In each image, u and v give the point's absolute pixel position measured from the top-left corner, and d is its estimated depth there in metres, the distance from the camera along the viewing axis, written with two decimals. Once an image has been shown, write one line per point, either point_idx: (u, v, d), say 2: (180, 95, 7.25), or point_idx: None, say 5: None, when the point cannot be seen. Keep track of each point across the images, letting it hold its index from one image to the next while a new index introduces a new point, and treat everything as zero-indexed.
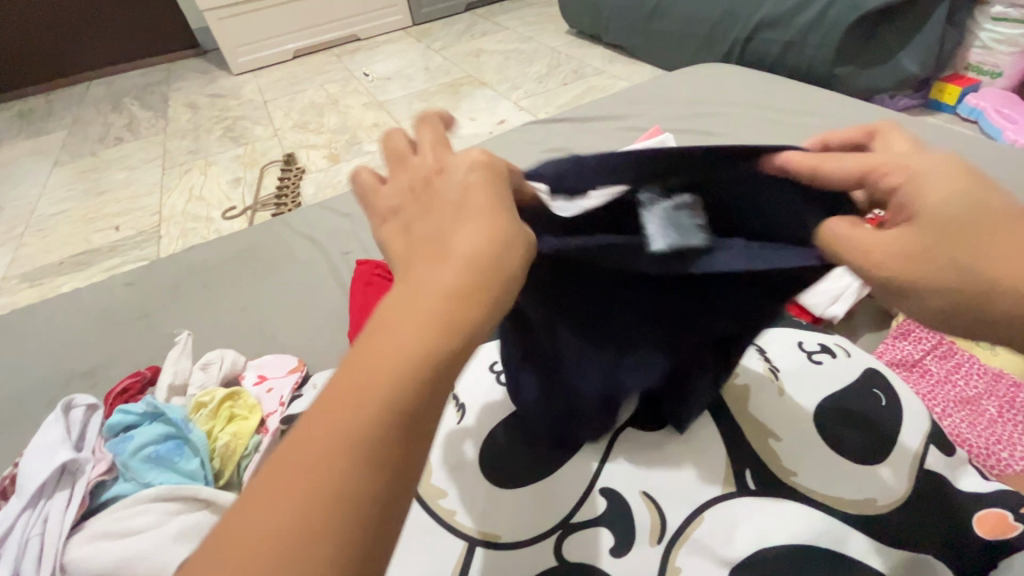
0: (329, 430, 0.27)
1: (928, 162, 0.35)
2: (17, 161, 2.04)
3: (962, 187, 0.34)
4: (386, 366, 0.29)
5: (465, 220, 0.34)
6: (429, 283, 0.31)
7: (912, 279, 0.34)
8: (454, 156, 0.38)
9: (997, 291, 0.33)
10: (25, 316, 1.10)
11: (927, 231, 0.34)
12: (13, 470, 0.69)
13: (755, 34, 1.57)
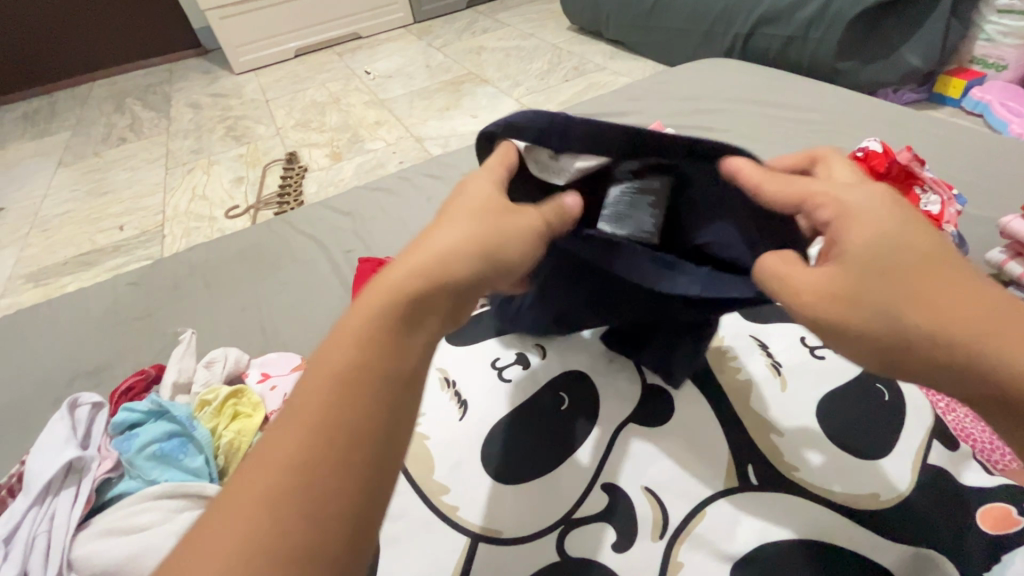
0: (313, 399, 0.33)
1: (860, 194, 0.39)
2: (22, 161, 2.05)
3: (889, 224, 0.37)
4: (362, 352, 0.35)
5: (449, 224, 0.41)
6: (393, 273, 0.38)
7: (843, 320, 0.37)
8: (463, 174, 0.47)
9: (925, 333, 0.35)
10: (30, 315, 1.10)
11: (850, 269, 0.37)
12: (19, 468, 0.70)
13: (757, 29, 1.56)
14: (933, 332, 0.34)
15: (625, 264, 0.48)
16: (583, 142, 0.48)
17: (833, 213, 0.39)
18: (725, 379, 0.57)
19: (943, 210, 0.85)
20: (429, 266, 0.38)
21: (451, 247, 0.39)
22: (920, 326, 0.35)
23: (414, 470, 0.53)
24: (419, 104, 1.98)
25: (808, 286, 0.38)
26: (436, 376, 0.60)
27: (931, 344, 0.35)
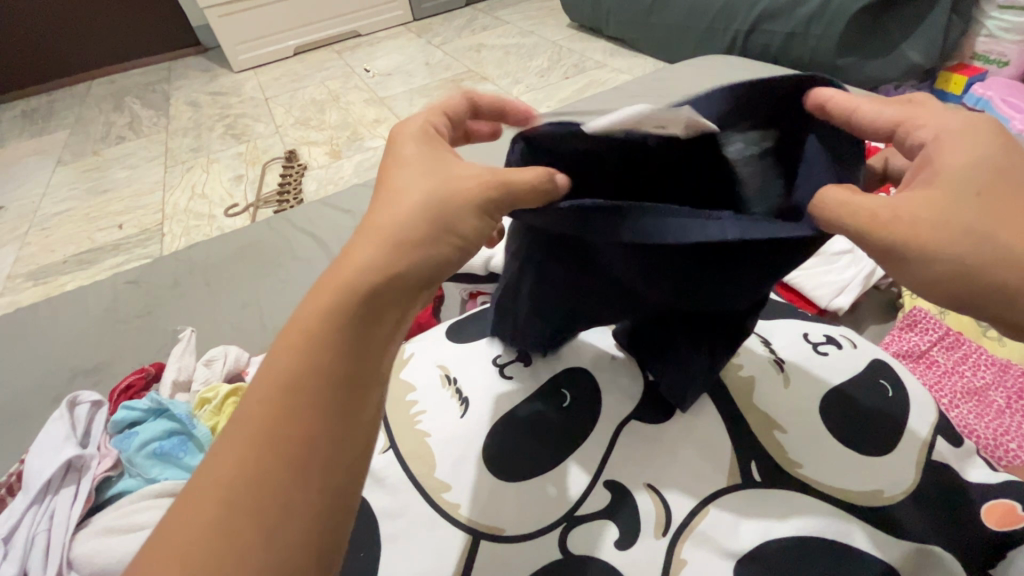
0: (269, 393, 0.32)
1: (961, 121, 0.38)
2: (21, 160, 2.05)
3: (983, 152, 0.36)
4: (316, 339, 0.33)
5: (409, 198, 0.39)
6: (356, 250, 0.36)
7: (923, 243, 0.34)
8: (409, 148, 0.43)
9: (995, 264, 0.34)
10: (29, 314, 1.10)
11: (942, 190, 0.35)
12: (18, 467, 0.70)
13: (758, 26, 1.55)
14: (1009, 258, 0.34)
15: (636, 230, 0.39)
16: (686, 114, 0.42)
17: (931, 134, 0.38)
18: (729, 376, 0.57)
19: None
20: (377, 245, 0.36)
21: (405, 222, 0.37)
22: (997, 253, 0.34)
23: (414, 467, 0.52)
24: (418, 102, 1.98)
25: (887, 207, 0.34)
26: (437, 374, 0.59)
27: (999, 270, 0.34)
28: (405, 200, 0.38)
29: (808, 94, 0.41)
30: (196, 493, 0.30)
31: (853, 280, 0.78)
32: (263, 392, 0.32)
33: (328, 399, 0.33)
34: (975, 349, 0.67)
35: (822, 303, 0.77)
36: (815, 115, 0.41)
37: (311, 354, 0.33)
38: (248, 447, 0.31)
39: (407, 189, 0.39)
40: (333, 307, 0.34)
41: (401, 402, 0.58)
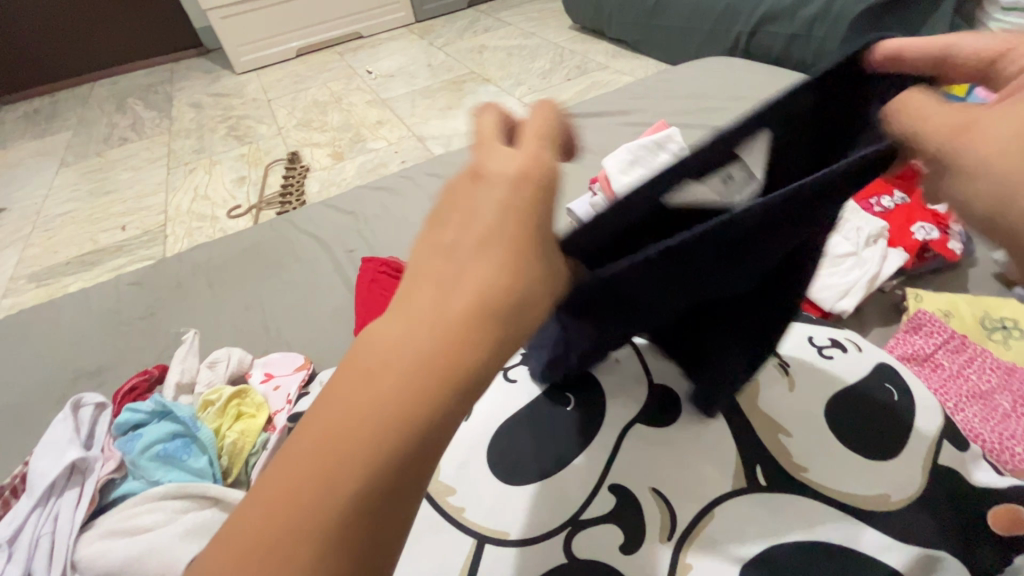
0: (307, 501, 0.26)
1: None
2: (25, 161, 2.06)
3: None
4: (373, 448, 0.26)
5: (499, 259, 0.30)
6: (437, 323, 0.28)
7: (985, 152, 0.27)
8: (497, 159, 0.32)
9: None
10: (33, 316, 1.10)
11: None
12: (22, 469, 0.70)
13: (760, 27, 1.55)
14: None
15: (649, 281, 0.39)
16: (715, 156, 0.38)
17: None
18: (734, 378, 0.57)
19: None
20: (458, 335, 0.28)
21: (492, 297, 0.29)
22: None
23: None
24: (420, 103, 1.98)
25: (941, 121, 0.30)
26: None
27: None
28: (496, 260, 0.30)
29: (876, 49, 0.39)
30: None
31: (856, 284, 0.78)
32: (302, 480, 0.26)
33: (385, 496, 0.27)
34: (979, 352, 0.67)
35: (826, 307, 0.77)
36: (884, 70, 0.39)
37: (368, 445, 0.26)
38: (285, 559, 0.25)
39: (492, 228, 0.30)
40: (403, 410, 0.27)
41: None
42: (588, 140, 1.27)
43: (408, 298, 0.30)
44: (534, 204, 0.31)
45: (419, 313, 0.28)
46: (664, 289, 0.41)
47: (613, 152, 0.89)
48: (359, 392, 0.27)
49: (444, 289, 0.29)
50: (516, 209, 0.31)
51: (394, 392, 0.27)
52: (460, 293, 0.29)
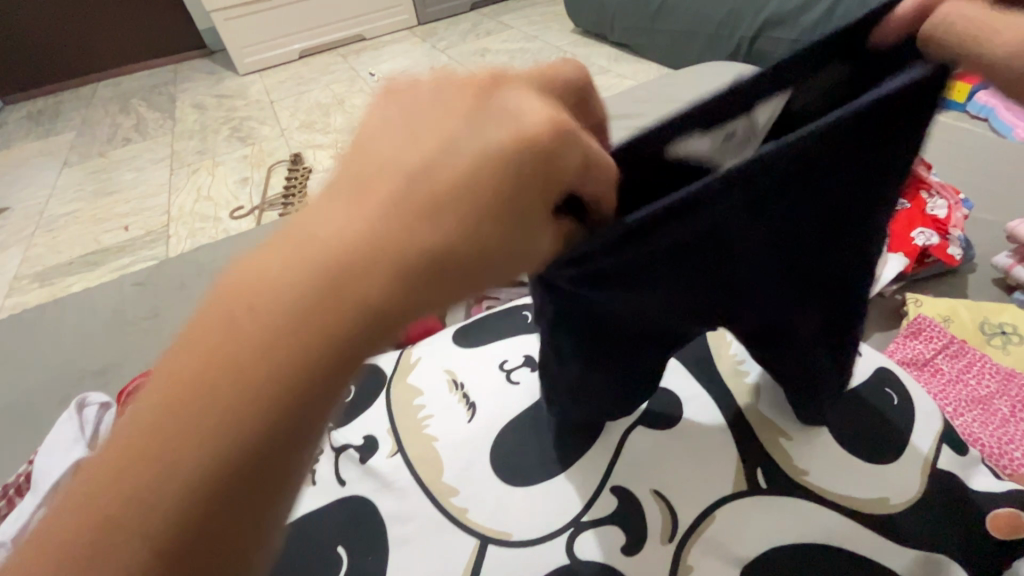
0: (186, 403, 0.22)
1: None
2: (28, 160, 2.07)
3: None
4: (270, 366, 0.23)
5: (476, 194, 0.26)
6: (392, 244, 0.24)
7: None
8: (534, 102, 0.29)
9: None
10: (38, 315, 1.11)
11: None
12: (27, 468, 0.70)
13: (761, 33, 1.56)
14: None
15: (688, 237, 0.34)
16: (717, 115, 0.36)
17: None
18: (723, 368, 0.58)
19: (949, 215, 0.84)
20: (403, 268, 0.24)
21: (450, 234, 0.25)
22: None
23: (423, 472, 0.54)
24: None
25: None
26: (444, 379, 0.62)
27: None
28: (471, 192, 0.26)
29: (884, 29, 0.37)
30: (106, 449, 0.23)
31: None
32: (157, 398, 0.23)
33: (252, 446, 0.23)
34: (978, 357, 0.67)
35: None
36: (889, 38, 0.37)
37: (266, 366, 0.23)
38: (144, 450, 0.22)
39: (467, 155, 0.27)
40: (319, 333, 0.23)
41: (409, 408, 0.60)
42: None
43: (315, 222, 0.25)
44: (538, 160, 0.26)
45: (318, 242, 0.24)
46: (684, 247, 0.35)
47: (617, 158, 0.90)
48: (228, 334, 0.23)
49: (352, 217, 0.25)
50: (495, 162, 0.26)
51: (257, 343, 0.23)
52: (359, 228, 0.24)
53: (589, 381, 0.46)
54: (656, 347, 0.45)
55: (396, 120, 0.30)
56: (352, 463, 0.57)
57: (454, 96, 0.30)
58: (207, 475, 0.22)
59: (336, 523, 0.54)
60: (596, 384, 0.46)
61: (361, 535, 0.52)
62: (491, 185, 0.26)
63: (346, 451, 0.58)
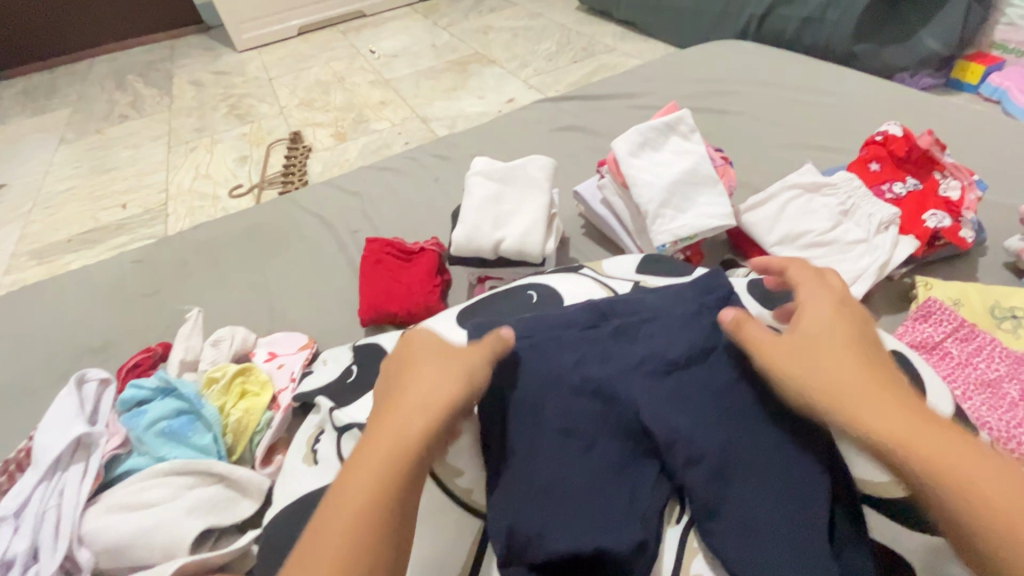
0: (353, 507, 0.40)
1: (826, 323, 0.51)
2: (24, 136, 2.04)
3: (839, 334, 0.50)
4: (383, 488, 0.41)
5: (431, 381, 0.47)
6: (393, 429, 0.44)
7: (851, 394, 0.46)
8: (474, 364, 0.49)
9: (875, 413, 0.44)
10: (34, 292, 1.10)
11: (798, 348, 0.50)
12: (26, 444, 0.69)
13: (772, 11, 1.52)
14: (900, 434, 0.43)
15: (556, 356, 0.54)
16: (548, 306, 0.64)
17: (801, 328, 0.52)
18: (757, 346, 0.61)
19: (963, 196, 0.83)
20: (388, 453, 0.43)
21: (416, 408, 0.45)
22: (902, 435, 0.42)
23: None
24: (425, 84, 1.95)
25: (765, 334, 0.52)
26: None
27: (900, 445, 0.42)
28: (415, 392, 0.46)
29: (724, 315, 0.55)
30: (323, 554, 0.39)
31: (867, 270, 0.78)
32: (339, 523, 0.40)
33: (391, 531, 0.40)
34: (989, 340, 0.66)
35: None
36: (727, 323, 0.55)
37: (386, 499, 0.41)
38: (359, 537, 0.39)
39: (412, 397, 0.46)
40: (383, 461, 0.42)
41: None
42: (595, 124, 1.27)
43: (368, 449, 0.43)
44: (449, 403, 0.46)
45: (373, 453, 0.43)
46: (550, 374, 0.53)
47: (652, 168, 0.85)
48: (353, 478, 0.42)
49: (449, 373, 0.48)
50: (424, 393, 0.46)
51: (375, 490, 0.41)
52: (391, 441, 0.43)
53: (539, 477, 0.48)
54: (591, 443, 0.50)
55: (431, 373, 0.48)
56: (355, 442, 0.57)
57: (417, 386, 0.47)
58: (375, 551, 0.39)
59: None
60: (568, 477, 0.48)
61: None
62: (432, 404, 0.45)
63: (350, 431, 0.58)
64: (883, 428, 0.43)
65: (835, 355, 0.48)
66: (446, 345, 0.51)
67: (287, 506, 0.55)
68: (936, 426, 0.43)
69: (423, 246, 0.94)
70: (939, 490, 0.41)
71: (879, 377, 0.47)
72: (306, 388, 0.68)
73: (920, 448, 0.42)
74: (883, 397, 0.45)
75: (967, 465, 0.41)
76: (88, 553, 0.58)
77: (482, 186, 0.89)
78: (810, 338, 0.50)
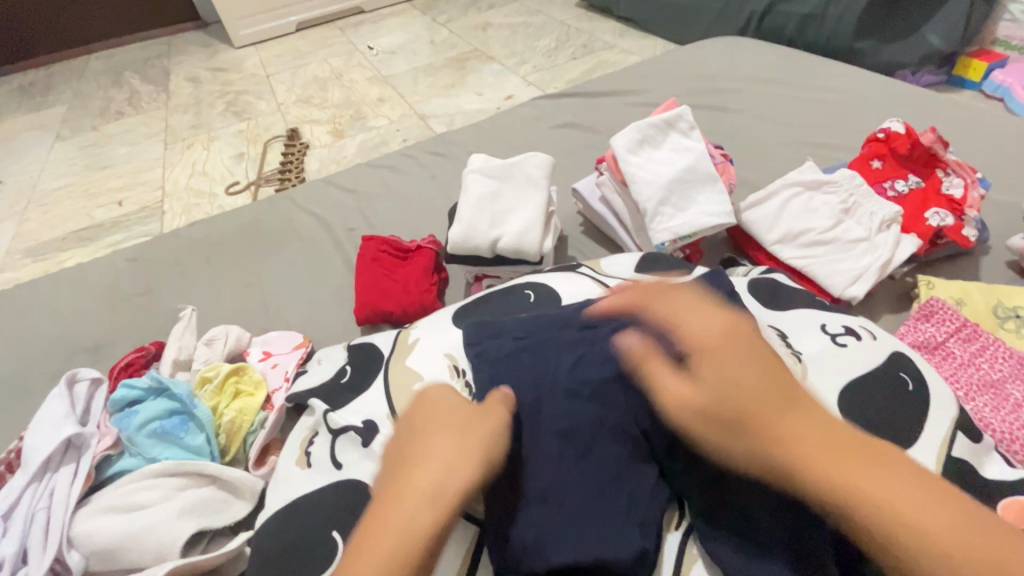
0: None
1: (732, 348, 0.45)
2: (20, 133, 2.02)
3: (750, 362, 0.44)
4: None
5: (444, 457, 0.43)
6: (403, 517, 0.40)
7: (780, 446, 0.40)
8: (491, 433, 0.46)
9: (811, 465, 0.39)
10: (27, 291, 1.09)
11: (712, 394, 0.43)
12: (16, 445, 0.68)
13: (773, 7, 1.51)
14: (838, 486, 0.38)
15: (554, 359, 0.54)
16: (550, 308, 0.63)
17: (704, 361, 0.45)
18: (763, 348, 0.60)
19: (966, 194, 0.82)
20: (398, 544, 0.39)
21: (429, 489, 0.41)
22: (841, 487, 0.38)
23: None
24: (423, 81, 1.93)
25: (674, 376, 0.46)
26: (444, 362, 0.60)
27: (842, 498, 0.38)
28: (429, 471, 0.42)
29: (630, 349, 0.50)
30: None
31: (868, 269, 0.77)
32: None
33: None
34: (992, 341, 0.66)
35: (836, 293, 0.76)
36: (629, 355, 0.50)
37: None
38: None
39: (423, 477, 0.42)
40: (392, 553, 0.38)
41: (408, 390, 0.58)
42: (594, 121, 1.26)
43: (376, 538, 0.39)
44: (465, 483, 0.42)
45: (382, 544, 0.39)
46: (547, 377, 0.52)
47: (648, 167, 0.84)
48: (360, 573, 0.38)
49: (465, 448, 0.44)
50: (438, 473, 0.42)
51: None
52: (403, 530, 0.39)
53: (536, 483, 0.48)
54: (588, 446, 0.49)
55: (445, 445, 0.44)
56: (351, 446, 0.57)
57: (430, 461, 0.43)
58: None
59: (331, 507, 0.53)
60: (567, 484, 0.47)
61: (356, 517, 0.52)
62: (447, 487, 0.42)
63: (346, 433, 0.57)
64: (823, 489, 0.38)
65: (752, 403, 0.42)
66: (459, 409, 0.48)
67: (281, 509, 0.55)
68: (878, 462, 0.39)
69: (420, 244, 0.93)
70: (899, 550, 0.36)
71: (807, 420, 0.41)
72: (299, 389, 0.67)
73: (865, 498, 0.37)
74: (819, 445, 0.39)
75: (917, 516, 0.36)
76: (78, 555, 0.57)
77: (479, 184, 0.88)
78: (722, 378, 0.43)
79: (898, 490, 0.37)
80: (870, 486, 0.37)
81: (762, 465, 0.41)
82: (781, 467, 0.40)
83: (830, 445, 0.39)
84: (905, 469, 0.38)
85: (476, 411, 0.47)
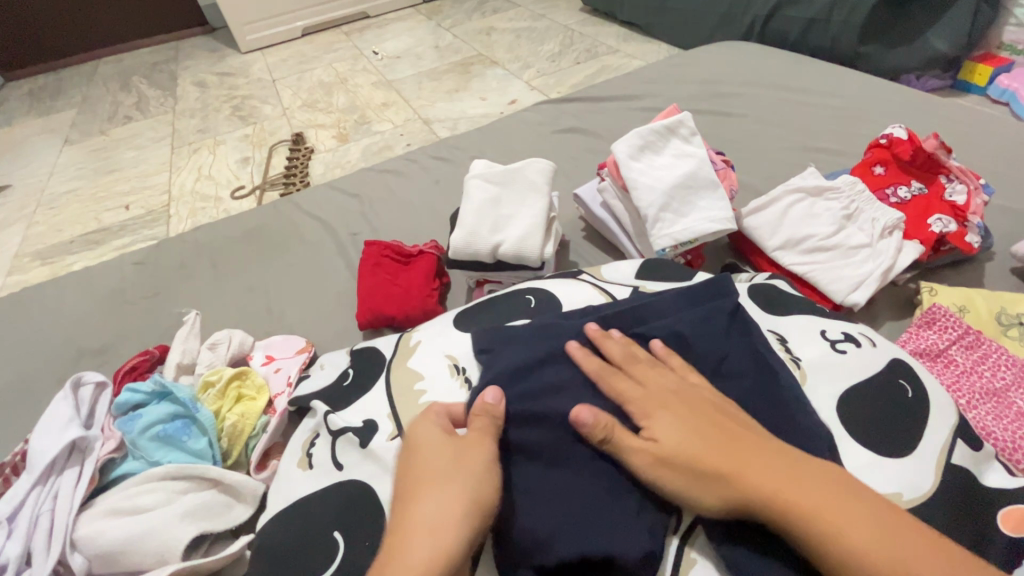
0: None
1: (680, 413, 0.48)
2: (30, 137, 2.05)
3: (699, 427, 0.47)
4: None
5: (430, 516, 0.42)
6: None
7: (750, 492, 0.43)
8: (474, 475, 0.45)
9: (783, 506, 0.42)
10: (34, 294, 1.10)
11: (679, 455, 0.46)
12: (21, 448, 0.69)
13: (776, 12, 1.51)
14: (811, 520, 0.41)
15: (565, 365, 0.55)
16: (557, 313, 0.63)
17: (657, 431, 0.48)
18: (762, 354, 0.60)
19: (969, 201, 0.82)
20: None
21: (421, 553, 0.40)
22: (816, 524, 0.40)
23: None
24: (427, 85, 1.94)
25: (639, 442, 0.47)
26: (445, 363, 0.61)
27: (819, 532, 0.40)
28: (418, 539, 0.41)
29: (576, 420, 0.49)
30: None
31: (869, 276, 0.76)
32: None
33: None
34: (995, 348, 0.65)
35: (837, 299, 0.76)
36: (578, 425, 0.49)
37: None
38: None
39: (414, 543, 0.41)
40: None
41: (411, 391, 0.59)
42: (597, 126, 1.26)
43: None
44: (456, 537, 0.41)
45: None
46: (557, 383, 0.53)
47: (650, 172, 0.84)
48: None
49: (452, 503, 0.43)
50: (426, 538, 0.41)
51: None
52: None
53: (547, 485, 0.48)
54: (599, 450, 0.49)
55: (432, 504, 0.43)
56: (351, 447, 0.57)
57: (418, 525, 0.42)
58: None
59: (331, 510, 0.53)
60: (579, 486, 0.48)
61: (356, 519, 0.52)
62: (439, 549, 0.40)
63: (344, 435, 0.58)
64: (798, 526, 0.41)
65: (716, 456, 0.45)
66: (435, 453, 0.47)
67: (281, 511, 0.55)
68: (841, 496, 0.42)
69: (422, 250, 0.94)
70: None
71: (763, 456, 0.44)
72: (301, 392, 0.67)
73: (836, 531, 0.40)
74: (784, 486, 0.42)
75: (880, 547, 0.39)
76: (81, 558, 0.58)
77: (481, 190, 0.89)
78: (683, 444, 0.46)
79: (855, 517, 0.40)
80: (838, 515, 0.41)
81: (735, 512, 0.44)
82: (761, 508, 0.42)
83: (793, 486, 0.42)
84: (857, 491, 0.42)
85: (455, 453, 0.47)
